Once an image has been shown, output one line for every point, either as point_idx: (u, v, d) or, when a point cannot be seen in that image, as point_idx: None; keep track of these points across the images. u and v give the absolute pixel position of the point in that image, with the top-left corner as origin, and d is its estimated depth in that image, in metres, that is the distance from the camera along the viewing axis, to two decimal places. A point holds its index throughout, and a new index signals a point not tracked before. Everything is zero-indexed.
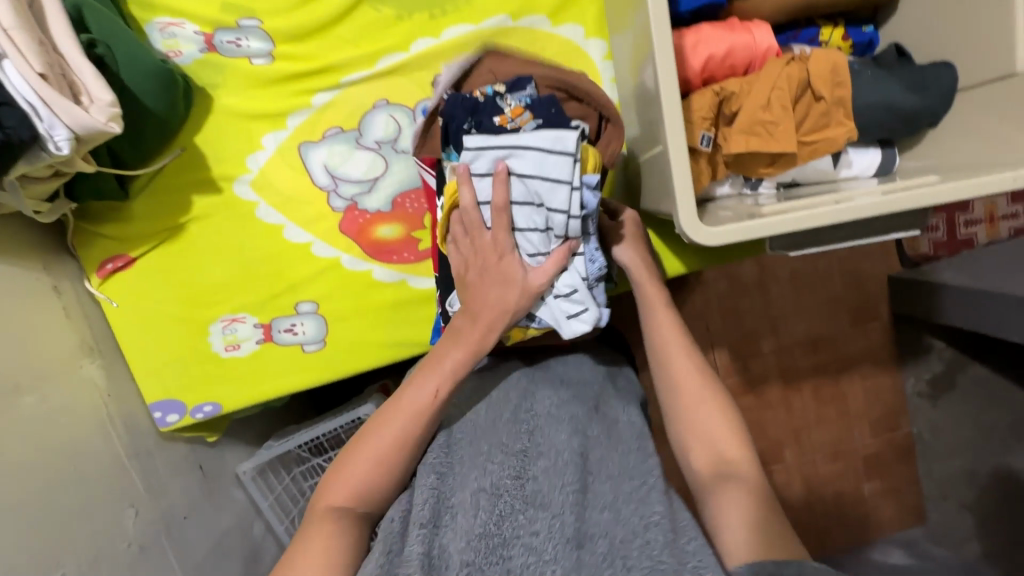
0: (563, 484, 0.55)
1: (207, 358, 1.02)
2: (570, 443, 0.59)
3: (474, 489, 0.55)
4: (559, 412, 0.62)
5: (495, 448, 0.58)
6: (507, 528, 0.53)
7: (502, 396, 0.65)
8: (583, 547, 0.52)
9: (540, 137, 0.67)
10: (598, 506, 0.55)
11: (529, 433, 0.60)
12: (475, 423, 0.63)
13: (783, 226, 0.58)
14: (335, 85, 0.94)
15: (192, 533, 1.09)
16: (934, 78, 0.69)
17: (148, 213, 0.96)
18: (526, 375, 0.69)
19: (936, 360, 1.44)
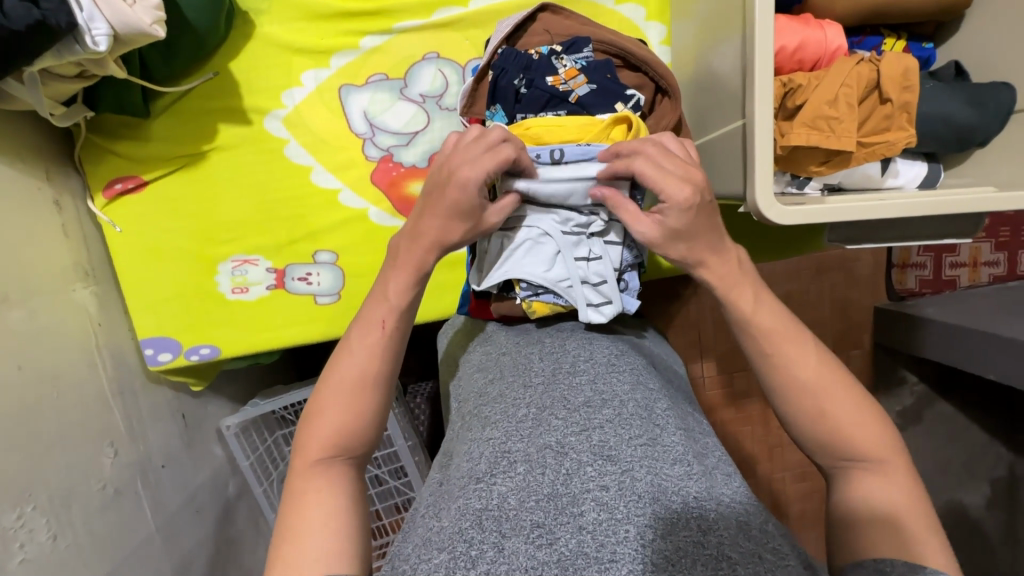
0: (631, 438, 0.53)
1: (212, 298, 0.96)
2: (633, 400, 0.57)
3: (537, 445, 0.53)
4: (618, 371, 0.62)
5: (556, 405, 0.57)
6: (575, 485, 0.49)
7: (559, 354, 0.66)
8: (659, 502, 0.47)
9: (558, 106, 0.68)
10: (669, 460, 0.51)
11: (589, 386, 0.59)
12: (530, 384, 0.62)
13: (852, 213, 0.59)
14: (387, 31, 0.90)
15: (167, 483, 1.02)
16: (993, 96, 0.71)
17: (169, 136, 0.91)
18: (587, 337, 0.70)
19: (907, 394, 1.41)
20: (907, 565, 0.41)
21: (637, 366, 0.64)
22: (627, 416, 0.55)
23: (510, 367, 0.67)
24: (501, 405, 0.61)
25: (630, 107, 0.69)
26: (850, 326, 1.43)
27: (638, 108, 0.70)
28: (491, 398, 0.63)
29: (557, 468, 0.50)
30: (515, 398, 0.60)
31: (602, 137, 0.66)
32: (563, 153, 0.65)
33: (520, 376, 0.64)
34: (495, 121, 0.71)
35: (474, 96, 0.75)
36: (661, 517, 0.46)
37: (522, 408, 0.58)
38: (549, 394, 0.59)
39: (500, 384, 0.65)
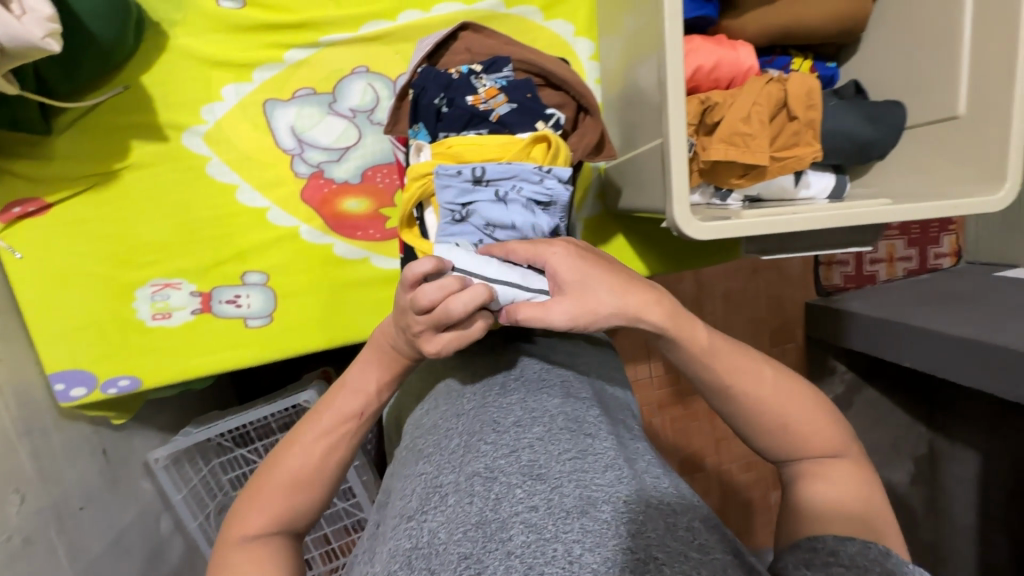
0: (560, 453, 0.53)
1: (129, 326, 0.90)
2: (562, 414, 0.58)
3: (467, 473, 0.53)
4: (549, 387, 0.63)
5: (486, 428, 0.57)
6: (505, 510, 0.48)
7: (491, 375, 0.66)
8: (588, 513, 0.47)
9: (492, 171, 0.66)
10: (599, 469, 0.51)
11: (520, 404, 0.60)
12: (462, 410, 0.62)
13: (764, 228, 0.62)
14: (313, 44, 0.88)
15: (87, 527, 0.94)
16: (887, 113, 0.76)
17: (74, 154, 0.84)
18: (520, 353, 0.70)
19: (838, 382, 1.49)
20: (836, 539, 0.45)
21: (569, 378, 0.65)
22: (557, 432, 0.56)
23: (444, 394, 0.67)
24: (434, 435, 0.61)
25: (551, 126, 0.71)
26: (785, 321, 1.49)
27: (559, 126, 0.72)
28: (425, 429, 0.63)
29: (486, 495, 0.50)
30: (448, 427, 0.60)
31: (522, 154, 0.68)
32: (485, 171, 0.66)
33: (453, 403, 0.64)
34: (418, 140, 0.71)
35: (397, 115, 0.76)
36: (590, 528, 0.46)
37: (454, 437, 0.58)
38: (479, 417, 0.59)
39: (434, 413, 0.65)
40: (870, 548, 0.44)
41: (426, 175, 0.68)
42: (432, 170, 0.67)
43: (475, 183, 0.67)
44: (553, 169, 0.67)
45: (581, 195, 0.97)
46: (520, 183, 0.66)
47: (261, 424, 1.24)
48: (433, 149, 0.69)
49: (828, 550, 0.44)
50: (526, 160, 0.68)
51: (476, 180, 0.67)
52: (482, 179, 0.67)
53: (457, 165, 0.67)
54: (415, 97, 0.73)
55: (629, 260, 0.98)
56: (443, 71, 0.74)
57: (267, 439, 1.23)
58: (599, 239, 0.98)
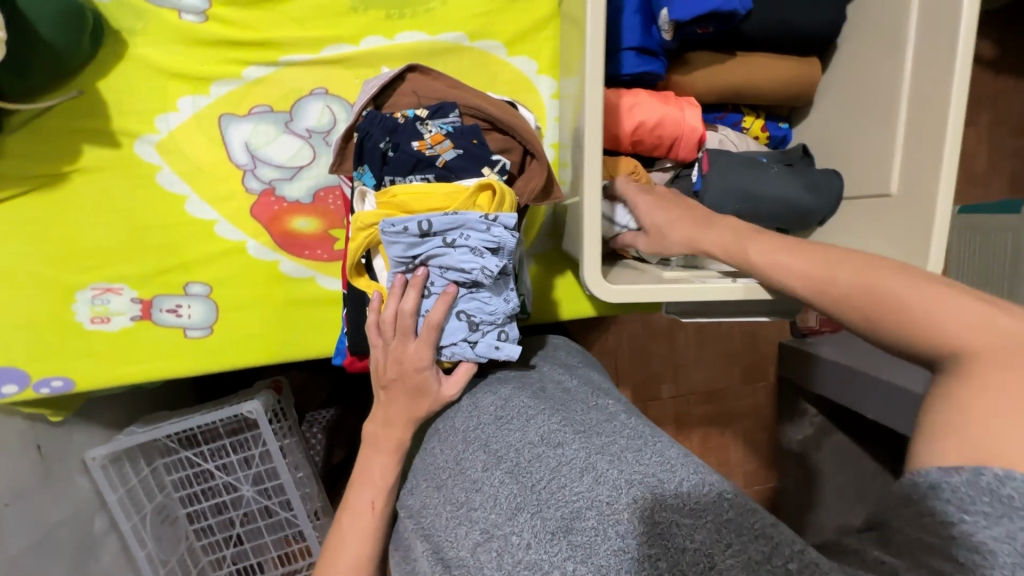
0: (534, 482, 0.55)
1: (67, 327, 0.90)
2: (527, 441, 0.59)
3: (468, 545, 0.56)
4: (509, 422, 0.63)
5: (467, 493, 0.59)
6: (506, 560, 0.51)
7: (453, 435, 0.67)
8: (573, 529, 0.49)
9: (445, 221, 0.65)
10: (575, 478, 0.52)
11: (484, 450, 0.61)
12: (440, 471, 0.65)
13: (679, 294, 0.64)
14: (272, 62, 0.88)
15: (12, 524, 0.94)
16: (827, 183, 0.76)
17: (24, 154, 0.84)
18: (472, 401, 0.69)
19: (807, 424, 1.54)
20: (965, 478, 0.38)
21: (525, 403, 0.65)
22: (526, 465, 0.57)
23: (422, 468, 0.68)
24: (429, 513, 0.63)
25: (496, 172, 0.70)
26: (758, 358, 1.65)
27: (504, 172, 0.71)
28: (416, 511, 0.65)
29: (487, 555, 0.53)
30: (435, 504, 0.63)
31: (468, 203, 0.67)
32: (431, 224, 0.65)
33: (431, 476, 0.66)
34: (364, 184, 0.72)
35: (343, 154, 0.76)
36: (580, 542, 0.48)
37: (443, 507, 0.61)
38: (457, 484, 0.61)
39: (417, 492, 0.67)
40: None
41: (372, 226, 0.68)
42: (377, 222, 0.67)
43: (422, 236, 0.66)
44: (500, 218, 0.67)
45: (533, 233, 0.97)
46: (467, 233, 0.66)
47: (208, 429, 1.24)
48: (377, 198, 0.69)
49: (929, 483, 0.40)
50: (472, 208, 0.68)
51: (423, 233, 0.66)
52: (429, 232, 0.66)
53: (403, 220, 0.66)
54: (360, 140, 0.72)
55: (578, 299, 0.98)
56: (389, 113, 0.73)
57: (213, 444, 1.22)
58: (549, 274, 0.98)
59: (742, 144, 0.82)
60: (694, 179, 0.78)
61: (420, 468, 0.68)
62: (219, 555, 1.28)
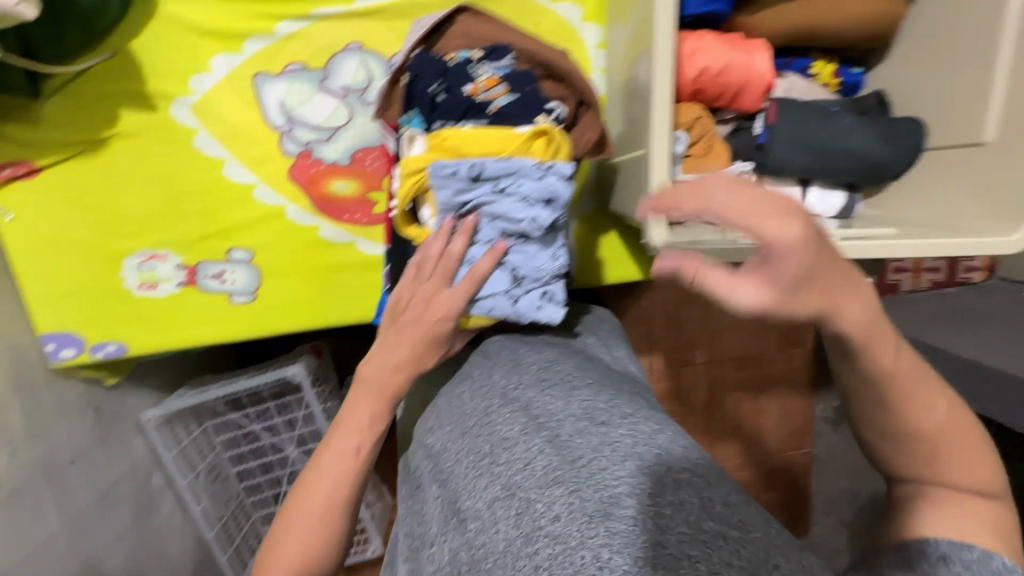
0: (573, 457, 0.50)
1: (117, 293, 0.91)
2: (570, 417, 0.55)
3: (485, 498, 0.53)
4: (551, 390, 0.60)
5: (494, 447, 0.56)
6: (528, 523, 0.48)
7: (489, 389, 0.64)
8: (611, 514, 0.45)
9: (498, 165, 0.64)
10: (616, 461, 0.48)
11: (524, 413, 0.58)
12: (467, 421, 0.62)
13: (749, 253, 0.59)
14: (304, 16, 0.84)
15: (76, 481, 0.98)
16: (906, 132, 0.71)
17: (64, 119, 0.83)
18: (514, 359, 0.68)
19: None
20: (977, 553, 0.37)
21: (571, 377, 0.62)
22: (566, 438, 0.53)
23: (446, 413, 0.66)
24: (449, 460, 0.61)
25: (551, 120, 0.68)
26: (792, 325, 1.51)
27: (559, 121, 0.69)
28: (435, 452, 0.63)
29: (507, 513, 0.50)
30: (458, 452, 0.60)
31: (522, 149, 0.65)
32: (483, 168, 0.63)
33: (455, 420, 0.64)
34: (411, 129, 0.71)
35: (389, 99, 0.75)
36: (617, 530, 0.43)
37: (465, 458, 0.58)
38: (484, 437, 0.58)
39: (439, 434, 0.65)
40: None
41: (422, 169, 0.66)
42: (427, 164, 0.66)
43: (473, 181, 0.64)
44: (555, 165, 0.65)
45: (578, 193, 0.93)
46: (519, 178, 0.64)
47: (253, 392, 1.27)
48: (427, 141, 0.67)
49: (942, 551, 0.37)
50: (526, 155, 0.65)
51: (474, 177, 0.64)
52: (480, 176, 0.64)
53: (454, 163, 0.64)
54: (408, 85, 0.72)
55: (623, 263, 0.94)
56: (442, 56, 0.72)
57: (259, 406, 1.25)
58: (592, 234, 0.94)
59: (810, 93, 0.75)
60: (757, 131, 0.73)
61: (443, 413, 0.67)
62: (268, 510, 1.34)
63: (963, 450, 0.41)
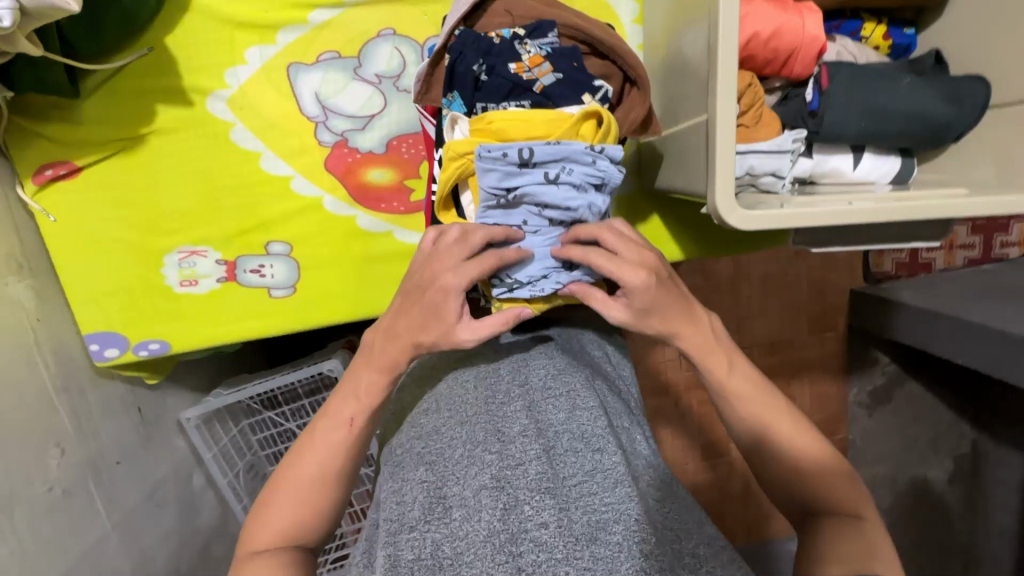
0: (567, 475, 0.48)
1: (158, 290, 0.91)
2: (571, 428, 0.51)
3: (473, 487, 0.47)
4: (554, 397, 0.55)
5: (489, 438, 0.51)
6: (513, 523, 0.45)
7: (494, 379, 0.58)
8: (597, 539, 0.44)
9: (549, 150, 0.61)
10: (607, 488, 0.47)
11: (524, 414, 0.53)
12: (463, 406, 0.56)
13: (819, 218, 0.57)
14: (337, 3, 0.83)
15: (123, 480, 0.98)
16: (970, 92, 0.69)
17: (102, 117, 0.84)
18: (525, 359, 0.61)
19: (879, 373, 1.45)
20: None
21: (576, 385, 0.56)
22: (562, 451, 0.50)
23: (446, 400, 0.58)
24: (432, 439, 0.54)
25: (597, 100, 0.67)
26: (825, 308, 1.44)
27: (606, 100, 0.68)
28: (424, 433, 0.55)
29: (494, 507, 0.46)
30: (447, 433, 0.53)
31: (571, 132, 0.63)
32: (533, 153, 0.61)
33: (454, 407, 0.56)
34: (453, 111, 0.70)
35: (429, 82, 0.72)
36: (601, 555, 0.44)
37: (458, 443, 0.51)
38: (480, 425, 0.52)
39: (434, 416, 0.56)
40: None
41: (467, 154, 0.65)
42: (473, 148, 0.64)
43: (521, 166, 0.62)
44: (606, 149, 0.63)
45: None
46: (571, 165, 0.62)
47: (288, 390, 1.27)
48: (471, 124, 0.66)
49: None
50: (574, 138, 0.64)
51: (522, 162, 0.62)
52: (529, 162, 0.62)
53: (501, 147, 0.62)
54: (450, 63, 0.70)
55: (662, 243, 0.92)
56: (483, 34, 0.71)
57: (294, 404, 1.25)
58: (632, 215, 0.91)
59: (861, 55, 0.73)
60: (809, 97, 0.70)
61: (439, 390, 0.60)
62: None
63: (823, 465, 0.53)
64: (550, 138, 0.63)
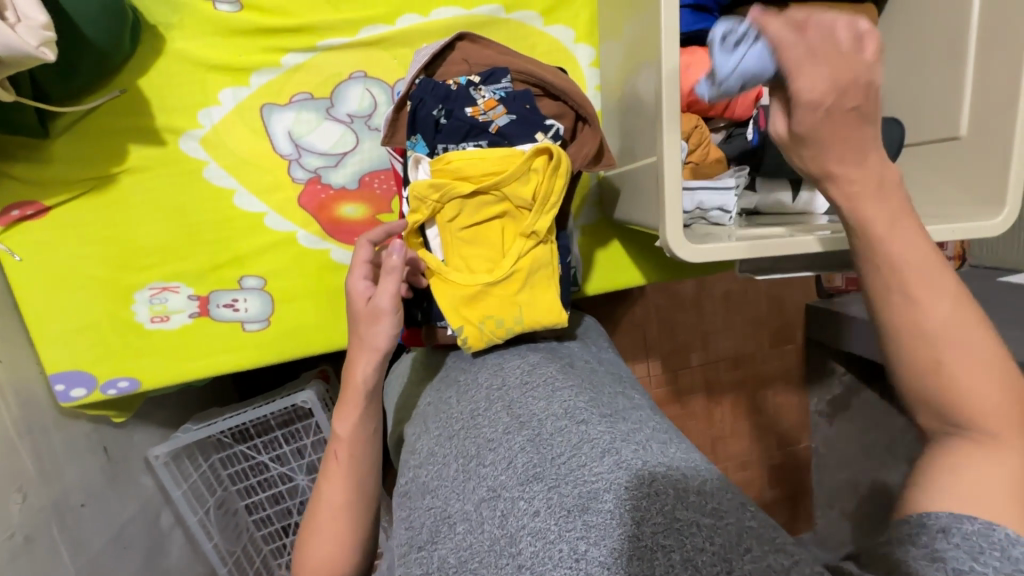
0: (554, 455, 0.52)
1: (128, 328, 0.91)
2: (550, 414, 0.55)
3: (473, 500, 0.53)
4: (533, 388, 0.60)
5: (478, 448, 0.57)
6: (512, 524, 0.50)
7: (475, 391, 0.63)
8: (589, 509, 0.47)
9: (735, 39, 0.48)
10: (595, 457, 0.50)
11: (507, 413, 0.58)
12: (452, 419, 0.62)
13: (760, 250, 0.63)
14: (311, 48, 0.87)
15: (89, 523, 0.95)
16: (887, 132, 0.77)
17: (73, 157, 0.84)
18: (499, 361, 0.67)
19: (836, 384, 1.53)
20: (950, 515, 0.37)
21: (552, 374, 0.61)
22: (546, 435, 0.54)
23: (433, 416, 0.65)
24: (433, 459, 0.60)
25: (550, 137, 0.73)
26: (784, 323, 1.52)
27: (558, 137, 0.73)
28: (422, 457, 0.62)
29: (492, 514, 0.51)
30: (444, 450, 0.60)
31: (525, 166, 0.68)
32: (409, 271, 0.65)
33: (442, 423, 0.63)
34: (416, 153, 0.73)
35: (395, 125, 0.76)
36: (594, 523, 0.46)
37: (452, 458, 0.58)
38: (469, 438, 0.58)
39: (427, 437, 0.63)
40: (994, 530, 0.36)
41: (426, 192, 0.68)
42: (431, 187, 0.68)
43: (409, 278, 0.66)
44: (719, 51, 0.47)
45: (577, 208, 0.96)
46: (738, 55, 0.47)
47: (260, 422, 1.25)
48: (432, 165, 0.70)
49: (940, 527, 0.37)
50: (528, 171, 0.69)
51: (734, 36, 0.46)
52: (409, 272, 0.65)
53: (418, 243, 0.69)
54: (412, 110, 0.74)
55: (627, 269, 0.98)
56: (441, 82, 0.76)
57: (267, 436, 1.24)
58: (596, 245, 0.97)
59: None
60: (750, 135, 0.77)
61: (431, 408, 0.67)
62: (279, 544, 1.28)
63: (979, 367, 0.40)
64: (503, 174, 0.68)
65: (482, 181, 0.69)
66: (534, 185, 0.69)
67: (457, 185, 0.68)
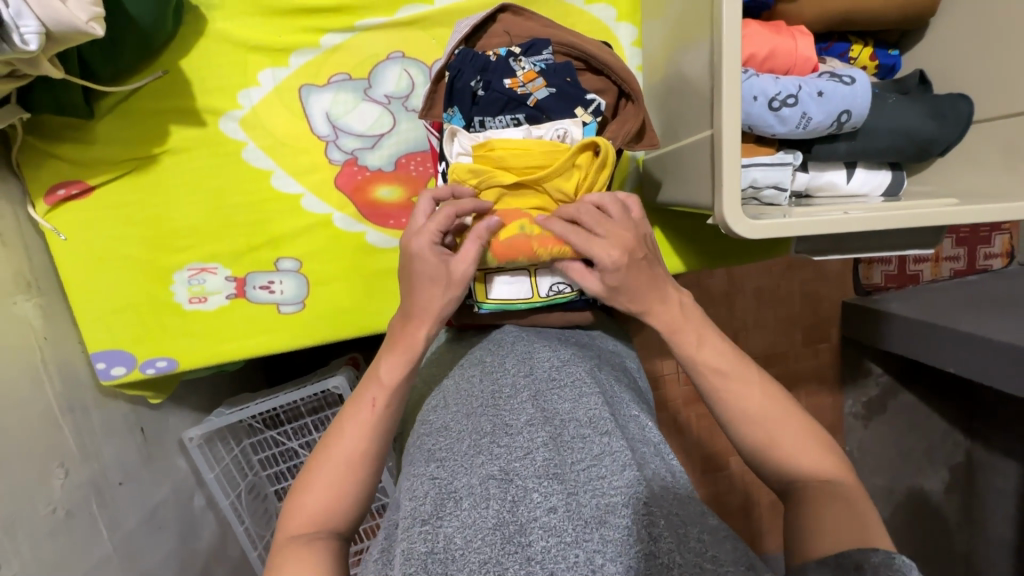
0: (576, 460, 0.48)
1: (167, 307, 0.92)
2: (574, 418, 0.52)
3: (480, 476, 0.48)
4: (560, 387, 0.56)
5: (496, 429, 0.51)
6: (523, 513, 0.45)
7: (501, 373, 0.59)
8: (606, 522, 0.44)
9: None
10: (616, 470, 0.47)
11: (531, 404, 0.53)
12: (471, 398, 0.57)
13: (822, 228, 0.60)
14: (349, 28, 0.86)
15: (125, 501, 0.96)
16: (953, 108, 0.73)
17: (116, 137, 0.85)
18: (527, 350, 0.63)
19: (872, 384, 1.46)
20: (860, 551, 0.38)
21: (580, 375, 0.57)
22: (569, 437, 0.50)
23: (453, 394, 0.60)
24: (444, 434, 0.54)
25: (590, 113, 0.71)
26: (818, 320, 1.45)
27: (599, 112, 0.72)
28: (432, 429, 0.56)
29: (501, 497, 0.46)
30: (459, 428, 0.54)
31: (569, 163, 0.66)
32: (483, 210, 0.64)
33: (462, 401, 0.58)
34: (453, 125, 0.72)
35: (433, 99, 0.74)
36: (610, 537, 0.43)
37: (467, 436, 0.52)
38: (488, 417, 0.53)
39: (443, 412, 0.58)
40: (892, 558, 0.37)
41: (466, 177, 0.67)
42: (472, 174, 0.66)
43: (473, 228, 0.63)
44: None
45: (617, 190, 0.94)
46: None
47: (291, 408, 1.26)
48: (473, 151, 0.68)
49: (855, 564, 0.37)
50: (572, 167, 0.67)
51: None
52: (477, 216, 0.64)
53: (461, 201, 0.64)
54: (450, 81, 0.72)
55: (666, 256, 0.94)
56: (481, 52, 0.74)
57: (297, 422, 1.24)
58: None
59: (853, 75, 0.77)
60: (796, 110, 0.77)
61: (448, 385, 0.63)
62: None
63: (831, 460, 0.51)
64: (547, 170, 0.66)
65: (526, 173, 0.67)
66: (575, 182, 0.67)
67: (499, 176, 0.66)
